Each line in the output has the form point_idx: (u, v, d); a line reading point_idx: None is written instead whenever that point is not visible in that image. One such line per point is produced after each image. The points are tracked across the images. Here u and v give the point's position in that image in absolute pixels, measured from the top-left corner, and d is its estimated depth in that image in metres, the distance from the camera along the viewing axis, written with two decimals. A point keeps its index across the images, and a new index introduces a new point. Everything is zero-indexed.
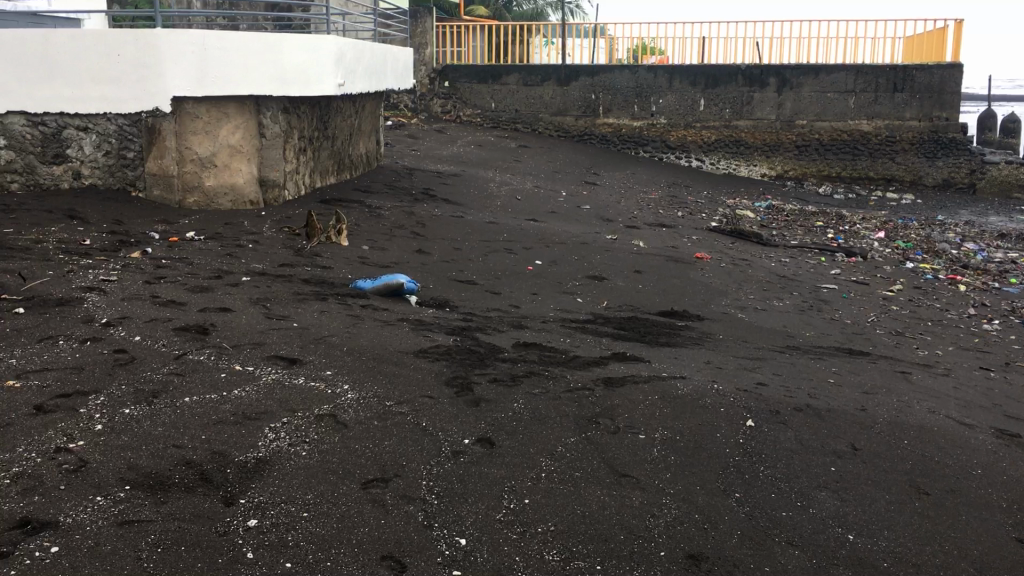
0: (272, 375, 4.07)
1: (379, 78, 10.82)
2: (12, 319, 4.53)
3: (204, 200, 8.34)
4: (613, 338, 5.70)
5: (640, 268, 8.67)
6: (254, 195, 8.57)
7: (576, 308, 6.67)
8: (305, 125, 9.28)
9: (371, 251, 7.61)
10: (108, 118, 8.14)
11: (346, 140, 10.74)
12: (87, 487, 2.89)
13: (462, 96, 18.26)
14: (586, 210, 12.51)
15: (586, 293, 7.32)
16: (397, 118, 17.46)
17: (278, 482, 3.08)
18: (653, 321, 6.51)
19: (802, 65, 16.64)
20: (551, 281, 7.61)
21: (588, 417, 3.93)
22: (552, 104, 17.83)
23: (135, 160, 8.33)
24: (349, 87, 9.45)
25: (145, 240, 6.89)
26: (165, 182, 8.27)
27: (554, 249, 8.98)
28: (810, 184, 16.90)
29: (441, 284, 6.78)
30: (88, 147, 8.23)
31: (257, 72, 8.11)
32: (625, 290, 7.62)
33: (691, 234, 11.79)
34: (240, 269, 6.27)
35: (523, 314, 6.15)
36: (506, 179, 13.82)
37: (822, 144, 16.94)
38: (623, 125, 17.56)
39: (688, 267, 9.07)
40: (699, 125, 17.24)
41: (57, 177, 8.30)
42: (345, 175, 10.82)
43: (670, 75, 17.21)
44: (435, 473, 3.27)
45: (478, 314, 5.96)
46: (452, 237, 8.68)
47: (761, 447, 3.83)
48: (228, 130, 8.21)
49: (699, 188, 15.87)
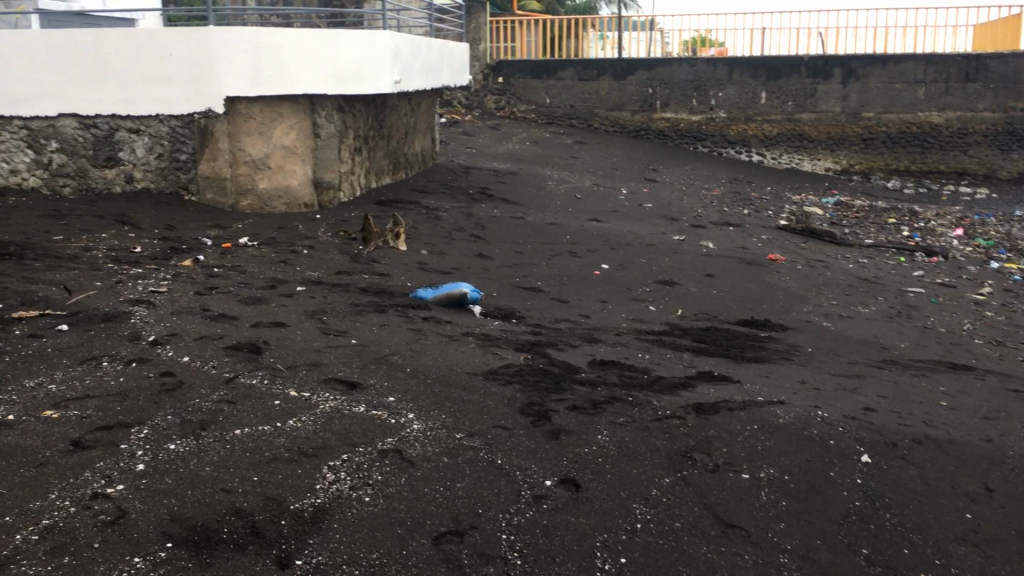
0: (330, 403, 3.71)
1: (436, 74, 10.47)
2: (55, 338, 4.22)
3: (257, 203, 8.04)
4: (694, 354, 5.25)
5: (711, 272, 8.18)
6: (308, 197, 8.26)
7: (650, 317, 6.22)
8: (360, 124, 8.95)
9: (430, 256, 7.24)
10: (160, 120, 7.86)
11: (401, 138, 10.40)
12: (124, 545, 2.56)
13: (517, 93, 17.87)
14: (647, 209, 12.01)
15: (657, 300, 6.86)
16: (450, 115, 17.13)
17: (338, 536, 2.72)
18: (734, 332, 6.03)
19: (869, 55, 15.95)
20: (620, 286, 7.17)
21: (681, 452, 3.50)
22: (607, 99, 17.30)
23: (187, 163, 8.02)
24: (405, 84, 9.11)
25: (197, 247, 6.61)
26: (218, 186, 7.96)
27: (618, 251, 8.52)
28: (878, 179, 16.13)
29: (506, 292, 6.38)
30: (141, 149, 7.96)
31: (311, 70, 7.80)
32: (699, 297, 7.15)
33: (758, 234, 11.22)
34: (294, 278, 5.94)
35: (595, 326, 5.71)
36: (563, 176, 13.38)
37: (889, 137, 16.18)
38: (682, 119, 16.96)
39: (762, 270, 8.55)
40: (761, 119, 16.59)
41: (108, 181, 8.04)
42: (401, 175, 10.49)
43: (730, 67, 16.62)
44: (516, 524, 2.89)
45: (547, 325, 5.55)
46: (513, 240, 8.28)
47: (884, 489, 3.41)
48: (282, 130, 7.91)
49: (762, 184, 15.25)
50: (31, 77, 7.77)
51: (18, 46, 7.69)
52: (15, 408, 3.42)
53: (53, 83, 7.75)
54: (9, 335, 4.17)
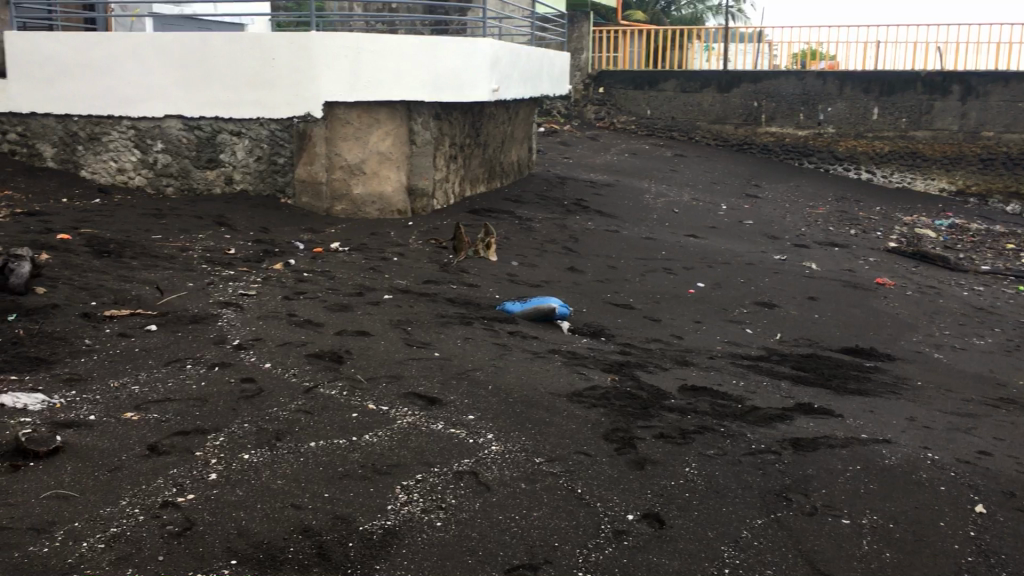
0: (407, 418, 3.61)
1: (536, 83, 10.35)
2: (143, 338, 4.25)
3: (352, 208, 8.08)
4: (792, 382, 4.97)
5: (813, 295, 7.82)
6: (402, 204, 8.26)
7: (746, 340, 5.95)
8: (457, 132, 8.92)
9: (521, 267, 7.13)
10: (261, 123, 7.97)
11: (498, 147, 10.34)
12: (188, 559, 2.50)
13: (617, 104, 17.73)
14: (748, 226, 11.65)
15: (755, 322, 6.58)
16: (550, 124, 17.06)
17: (407, 564, 2.61)
18: (836, 361, 5.71)
19: (992, 72, 15.10)
20: (716, 307, 6.91)
21: (775, 491, 3.28)
22: (710, 112, 16.94)
23: (285, 166, 8.12)
24: (504, 92, 9.03)
25: (290, 251, 6.65)
26: (314, 190, 8.03)
27: (716, 269, 8.23)
28: (996, 202, 15.10)
29: (596, 308, 6.21)
30: (241, 152, 8.08)
31: (409, 76, 7.79)
32: (799, 321, 6.82)
33: (866, 256, 10.73)
34: (383, 286, 5.91)
35: (688, 347, 5.49)
36: (662, 190, 13.10)
37: (1010, 158, 15.18)
38: (787, 134, 16.46)
39: (869, 295, 8.14)
40: (872, 135, 15.95)
41: (210, 182, 8.20)
42: (496, 184, 10.42)
43: (841, 81, 16.03)
44: (593, 562, 2.73)
45: (637, 345, 5.35)
46: (606, 254, 8.09)
47: (1001, 545, 3.10)
48: (379, 136, 7.93)
49: (870, 203, 14.64)
50: (141, 79, 7.98)
51: (130, 48, 7.91)
52: (98, 407, 3.44)
53: (162, 85, 7.94)
54: (99, 334, 4.22)
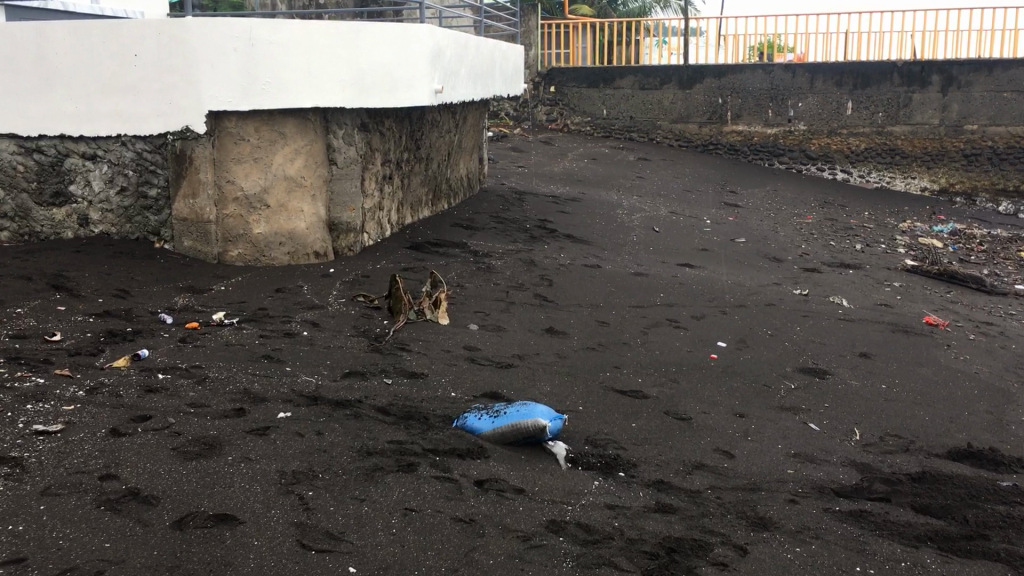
0: None
1: (486, 81, 8.37)
2: None
3: (252, 252, 5.94)
4: (939, 550, 3.11)
5: (863, 349, 5.98)
6: (321, 244, 6.16)
7: (821, 449, 4.06)
8: (390, 145, 6.91)
9: (483, 333, 5.17)
10: (123, 142, 5.88)
11: (443, 160, 8.40)
12: None
13: (570, 103, 15.84)
14: (742, 245, 9.86)
15: (815, 407, 4.70)
16: (498, 128, 15.16)
17: None
18: (962, 479, 3.84)
19: (973, 60, 13.50)
20: (752, 383, 4.99)
21: None
22: (672, 109, 15.15)
23: (159, 200, 6.00)
24: (448, 94, 7.04)
25: (150, 329, 4.63)
26: (198, 230, 5.90)
27: (731, 316, 6.36)
28: (985, 201, 13.52)
29: (597, 403, 4.29)
30: (98, 182, 6.00)
31: (325, 76, 5.74)
32: (866, 397, 4.98)
33: (886, 279, 9.00)
34: (280, 389, 3.92)
35: (747, 477, 3.59)
36: (635, 202, 11.24)
37: (997, 153, 13.65)
38: (755, 133, 14.72)
39: (926, 342, 6.34)
40: (846, 132, 14.29)
41: (57, 224, 6.06)
42: (442, 205, 8.46)
43: (811, 74, 14.31)
44: None
45: (677, 484, 3.43)
46: (592, 302, 6.17)
47: None
48: (285, 155, 5.86)
49: (857, 208, 12.96)
50: None
51: None
52: None
53: None
54: None
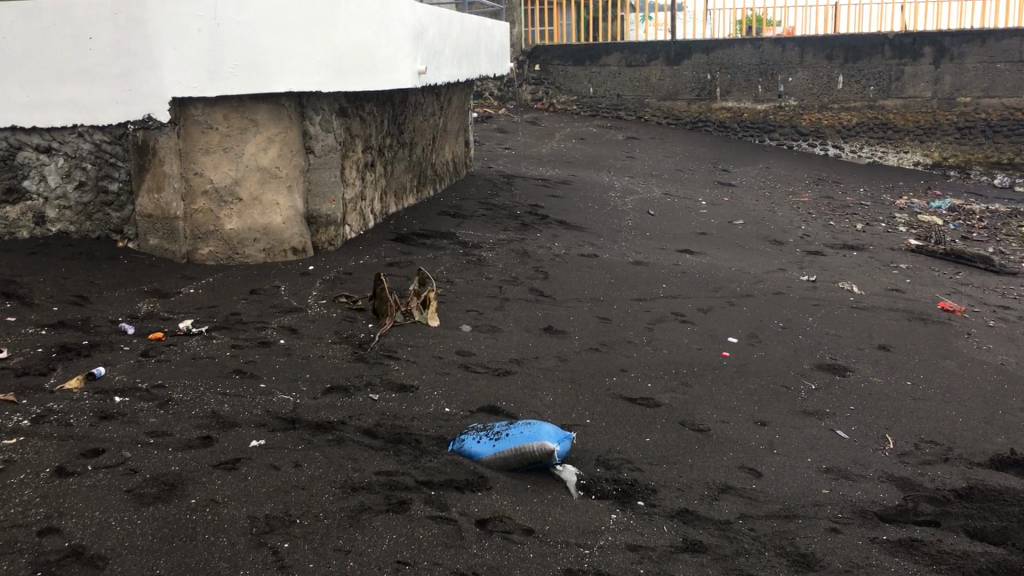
0: None
1: (471, 59, 7.90)
2: None
3: (223, 250, 5.47)
4: None
5: (882, 341, 5.59)
6: (299, 239, 5.71)
7: (856, 463, 3.68)
8: (371, 131, 6.45)
9: (477, 335, 4.76)
10: (80, 133, 5.40)
11: (427, 144, 7.95)
12: None
13: (556, 82, 15.35)
14: (740, 227, 9.46)
15: (840, 411, 4.31)
16: (482, 109, 14.66)
17: None
18: (1014, 493, 3.46)
19: (966, 30, 13.06)
20: (770, 385, 4.60)
21: None
22: (659, 87, 14.70)
23: (121, 194, 5.52)
24: (432, 74, 6.59)
25: (110, 342, 4.19)
26: (165, 227, 5.40)
27: (740, 308, 5.96)
28: (979, 174, 13.06)
29: (606, 416, 3.88)
30: (54, 176, 5.51)
31: (299, 57, 5.26)
32: (894, 397, 4.60)
33: (892, 261, 8.62)
34: (253, 411, 3.49)
35: (781, 502, 3.20)
36: (627, 184, 10.84)
37: (991, 125, 13.22)
38: (744, 109, 14.33)
39: (944, 331, 5.96)
40: (838, 106, 13.90)
41: (11, 223, 5.51)
42: (428, 192, 8.01)
43: (801, 48, 13.91)
44: None
45: (704, 514, 3.03)
46: (592, 296, 5.75)
47: None
48: (257, 144, 5.39)
49: (853, 184, 12.60)
50: None
51: None
52: None
53: None
54: None
